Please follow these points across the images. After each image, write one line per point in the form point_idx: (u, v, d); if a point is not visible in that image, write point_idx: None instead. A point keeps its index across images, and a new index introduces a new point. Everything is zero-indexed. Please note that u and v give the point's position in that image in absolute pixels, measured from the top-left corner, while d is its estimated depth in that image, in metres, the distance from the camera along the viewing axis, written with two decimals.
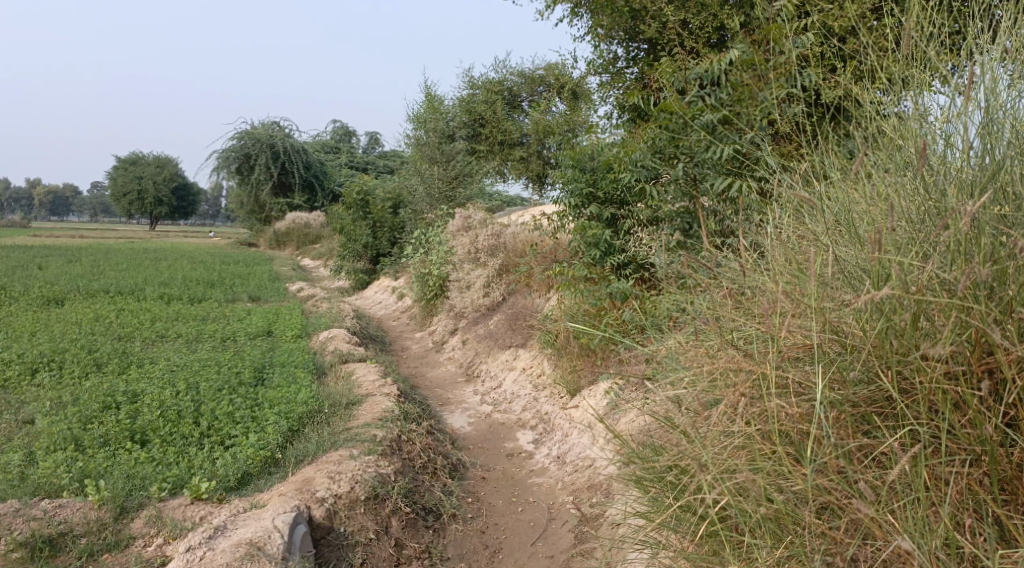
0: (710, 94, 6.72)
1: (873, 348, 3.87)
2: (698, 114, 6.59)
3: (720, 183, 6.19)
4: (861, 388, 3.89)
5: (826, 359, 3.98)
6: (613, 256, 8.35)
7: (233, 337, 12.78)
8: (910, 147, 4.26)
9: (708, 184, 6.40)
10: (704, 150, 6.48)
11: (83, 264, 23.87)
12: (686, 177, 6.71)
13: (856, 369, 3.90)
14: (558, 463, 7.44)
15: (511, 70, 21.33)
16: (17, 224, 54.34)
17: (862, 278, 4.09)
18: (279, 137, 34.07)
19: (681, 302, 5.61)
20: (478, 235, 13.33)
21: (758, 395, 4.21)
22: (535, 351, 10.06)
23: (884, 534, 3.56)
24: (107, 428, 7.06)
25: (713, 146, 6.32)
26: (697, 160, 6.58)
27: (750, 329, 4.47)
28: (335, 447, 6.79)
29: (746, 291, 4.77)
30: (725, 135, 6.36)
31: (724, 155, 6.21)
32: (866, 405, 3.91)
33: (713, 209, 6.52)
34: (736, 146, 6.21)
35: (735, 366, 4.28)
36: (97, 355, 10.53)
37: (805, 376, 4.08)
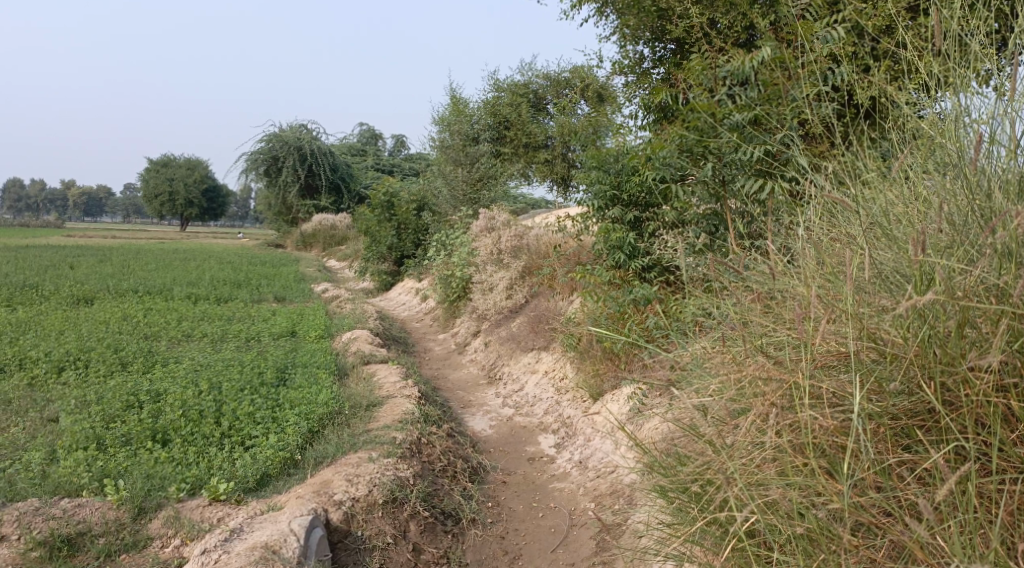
0: (740, 93, 6.59)
1: (914, 357, 3.73)
2: (727, 113, 6.47)
3: (751, 185, 6.06)
4: (901, 399, 3.76)
5: (862, 369, 3.84)
6: (638, 259, 8.25)
7: (257, 337, 12.81)
8: (952, 146, 4.13)
9: (737, 185, 6.28)
10: (734, 151, 6.36)
11: (112, 264, 24.12)
12: (713, 179, 6.59)
13: (895, 379, 3.77)
14: (580, 468, 7.35)
15: (537, 72, 21.26)
16: (50, 224, 55.10)
17: (900, 283, 3.97)
18: (306, 139, 34.25)
19: (707, 306, 5.51)
20: (502, 236, 13.26)
21: (787, 403, 4.09)
22: (557, 354, 9.96)
23: (927, 553, 3.43)
24: (128, 427, 7.07)
25: (744, 147, 6.19)
26: (726, 161, 6.46)
27: (779, 334, 4.35)
28: (355, 449, 6.75)
29: (774, 296, 4.66)
30: (755, 135, 6.23)
31: (754, 156, 6.09)
32: (907, 418, 3.78)
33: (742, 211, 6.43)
34: (767, 146, 6.09)
35: (764, 374, 4.17)
36: (122, 354, 10.58)
37: (838, 384, 3.94)
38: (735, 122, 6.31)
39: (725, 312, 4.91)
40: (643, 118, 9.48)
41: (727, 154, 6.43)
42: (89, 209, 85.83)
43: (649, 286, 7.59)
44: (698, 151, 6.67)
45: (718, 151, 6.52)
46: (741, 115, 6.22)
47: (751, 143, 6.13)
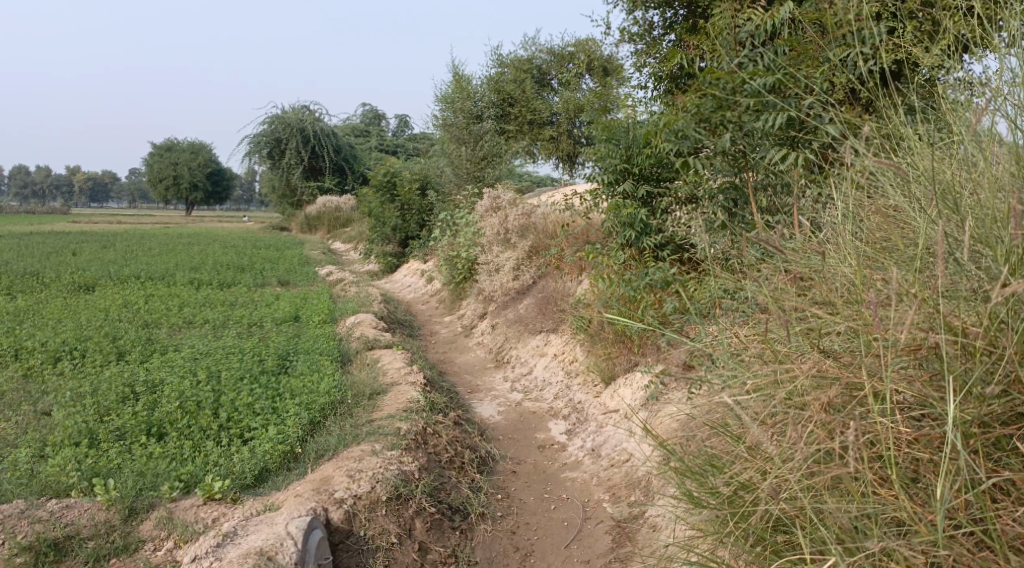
0: (760, 55, 6.21)
1: (1011, 355, 3.46)
2: (747, 79, 6.08)
3: (775, 154, 5.71)
4: (995, 406, 3.46)
5: (947, 367, 3.55)
6: (650, 236, 7.93)
7: (260, 323, 12.52)
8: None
9: (760, 155, 5.92)
10: (754, 119, 5.98)
11: (115, 250, 23.83)
12: (734, 150, 6.22)
13: (990, 384, 3.46)
14: (593, 456, 7.05)
15: (540, 46, 20.75)
16: (57, 211, 54.77)
17: (979, 267, 3.74)
18: (309, 120, 33.78)
19: (729, 287, 5.18)
20: (507, 215, 12.90)
21: (848, 402, 3.80)
22: (566, 336, 9.65)
23: None
24: (122, 420, 6.79)
25: (765, 114, 5.84)
26: (746, 130, 6.06)
27: (827, 321, 4.05)
28: (358, 441, 6.45)
29: (816, 276, 4.35)
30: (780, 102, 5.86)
31: (778, 124, 5.73)
32: (997, 426, 3.50)
33: (765, 183, 6.12)
34: (793, 111, 5.75)
35: (822, 373, 3.86)
36: (120, 342, 10.29)
37: (903, 381, 3.68)
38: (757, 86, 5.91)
39: (756, 294, 4.65)
40: (653, 89, 9.11)
41: (746, 123, 6.04)
42: (93, 195, 85.55)
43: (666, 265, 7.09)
44: (717, 120, 6.22)
45: (739, 120, 6.11)
46: (765, 80, 5.86)
47: (776, 110, 5.79)
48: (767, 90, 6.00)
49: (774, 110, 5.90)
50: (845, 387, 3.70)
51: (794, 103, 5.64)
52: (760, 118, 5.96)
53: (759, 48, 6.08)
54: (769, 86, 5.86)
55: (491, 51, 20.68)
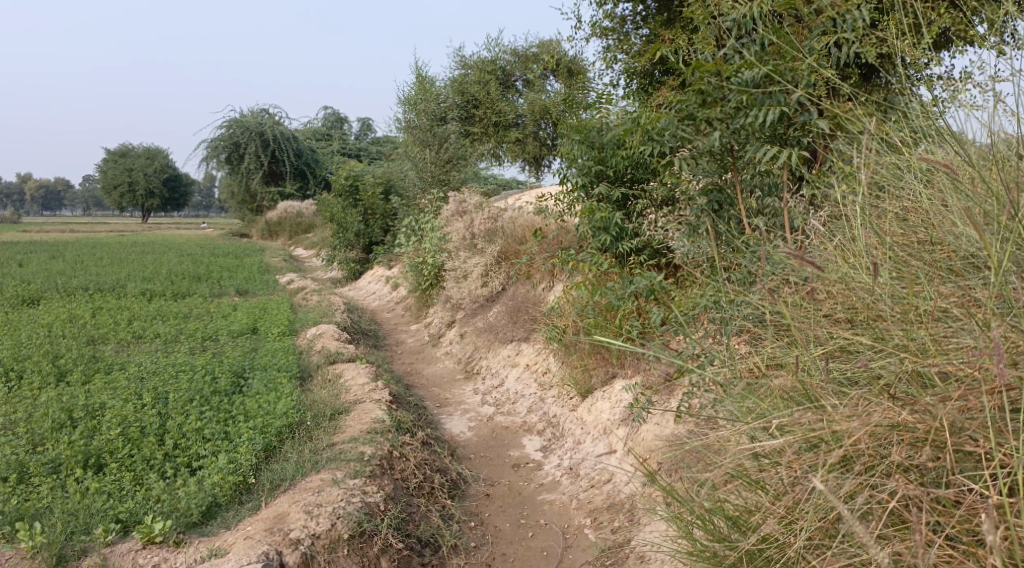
0: (748, 44, 5.77)
1: None
2: (736, 70, 5.61)
3: (765, 152, 5.29)
4: None
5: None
6: (625, 241, 7.66)
7: (214, 336, 11.91)
8: None
9: (749, 154, 5.49)
10: (741, 115, 5.52)
11: (66, 260, 22.91)
12: (719, 150, 5.79)
13: None
14: (571, 476, 6.59)
15: (504, 47, 20.29)
16: (8, 220, 53.13)
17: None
18: (268, 124, 32.86)
19: (724, 298, 4.80)
20: (474, 219, 12.40)
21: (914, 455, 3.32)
22: (538, 346, 9.18)
23: None
24: (57, 450, 6.22)
25: (754, 110, 5.39)
26: (733, 127, 5.59)
27: (856, 341, 3.63)
28: (317, 470, 5.93)
29: (833, 289, 3.94)
30: (769, 96, 5.42)
31: (769, 121, 5.30)
32: None
33: (756, 184, 5.77)
34: (784, 107, 5.31)
35: (872, 413, 3.40)
36: (62, 361, 9.63)
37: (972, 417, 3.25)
38: (746, 79, 5.45)
39: (762, 310, 4.26)
40: (626, 86, 8.70)
41: (732, 120, 5.59)
42: (48, 203, 83.44)
43: (650, 271, 6.56)
44: (703, 118, 5.72)
45: (726, 117, 5.61)
46: (754, 72, 5.42)
47: (763, 105, 5.35)
48: (757, 83, 5.54)
49: (764, 105, 5.44)
50: (930, 449, 3.18)
51: (789, 99, 5.24)
52: (748, 114, 5.51)
53: (749, 37, 5.62)
54: (759, 79, 5.42)
55: (453, 53, 20.19)
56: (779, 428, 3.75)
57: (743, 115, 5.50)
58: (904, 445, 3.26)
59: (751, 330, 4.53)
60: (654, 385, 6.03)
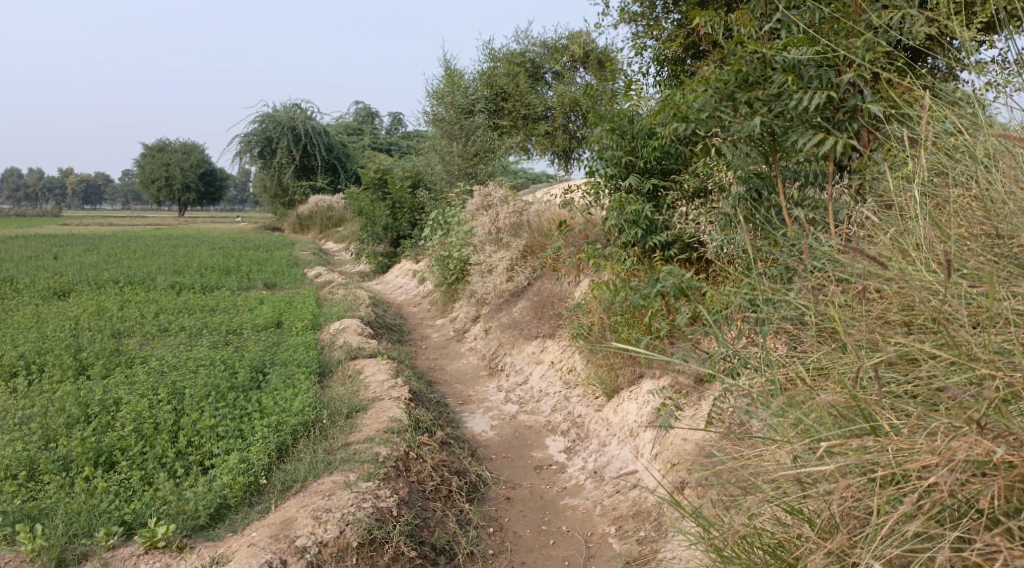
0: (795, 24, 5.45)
1: None
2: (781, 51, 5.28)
3: (810, 140, 4.94)
4: None
5: None
6: (655, 235, 7.41)
7: (239, 330, 11.80)
8: None
9: (792, 141, 5.14)
10: (783, 98, 5.15)
11: (99, 253, 23.02)
12: (760, 135, 5.41)
13: None
14: (596, 480, 6.33)
15: (533, 40, 20.05)
16: (47, 214, 53.88)
17: None
18: (300, 118, 32.89)
19: (760, 296, 4.53)
20: (500, 213, 12.16)
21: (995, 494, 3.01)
22: (564, 343, 8.90)
23: None
24: (68, 446, 6.09)
25: (799, 93, 5.03)
26: (774, 111, 5.21)
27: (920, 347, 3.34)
28: (330, 471, 5.73)
29: (889, 286, 3.65)
30: (816, 77, 5.06)
31: (816, 105, 4.95)
32: None
33: (797, 174, 5.43)
34: (832, 90, 4.96)
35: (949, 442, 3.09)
36: (84, 354, 9.55)
37: None
38: (792, 59, 5.09)
39: (808, 308, 3.96)
40: (656, 74, 8.44)
41: (774, 103, 5.22)
42: (88, 198, 84.58)
43: (679, 267, 6.25)
44: (744, 100, 5.33)
45: (768, 101, 5.24)
46: (801, 51, 5.06)
47: (809, 88, 4.99)
48: (804, 65, 5.20)
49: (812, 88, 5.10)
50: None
51: (838, 82, 4.90)
52: (791, 97, 5.15)
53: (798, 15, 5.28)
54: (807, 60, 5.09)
55: (482, 45, 19.95)
56: (828, 450, 3.44)
57: (786, 99, 5.14)
58: (995, 485, 2.94)
59: (790, 331, 4.24)
60: (683, 387, 5.74)
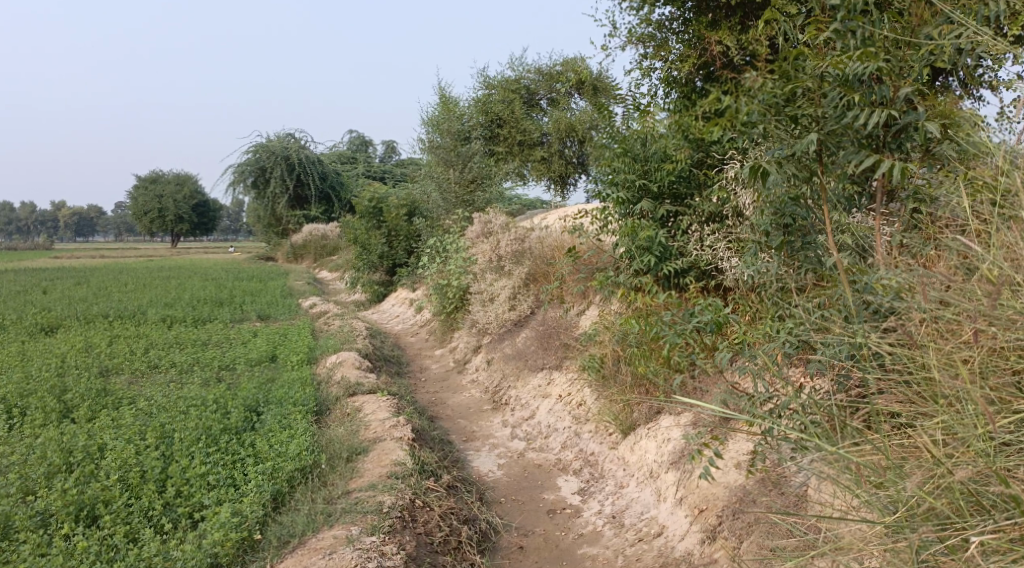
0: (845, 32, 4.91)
1: None
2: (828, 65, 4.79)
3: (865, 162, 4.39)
4: None
5: None
6: (670, 261, 7.07)
7: (231, 365, 11.37)
8: None
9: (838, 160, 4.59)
10: (837, 114, 4.63)
11: (89, 286, 22.56)
12: (804, 153, 4.80)
13: None
14: (615, 526, 5.91)
15: (528, 66, 19.73)
16: (37, 246, 53.37)
17: None
18: (293, 147, 32.59)
19: (833, 344, 4.18)
20: (500, 240, 11.76)
21: None
22: (572, 375, 8.49)
23: None
24: (47, 500, 5.67)
25: (855, 110, 4.49)
26: (825, 129, 4.66)
27: None
28: (330, 524, 5.33)
29: (1004, 340, 3.43)
30: (873, 92, 4.54)
31: (873, 123, 4.40)
32: None
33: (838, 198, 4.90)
34: (891, 108, 4.42)
35: None
36: (69, 395, 9.11)
37: None
38: (850, 73, 4.56)
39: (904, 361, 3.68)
40: (665, 94, 8.15)
41: (826, 120, 4.68)
42: (80, 230, 84.06)
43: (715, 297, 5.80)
44: (792, 115, 4.84)
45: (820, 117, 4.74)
46: (862, 64, 4.51)
47: (868, 105, 4.47)
48: (860, 79, 4.64)
49: (866, 106, 4.55)
50: None
51: (897, 101, 4.37)
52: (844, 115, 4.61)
53: (854, 23, 4.72)
54: (860, 74, 4.56)
55: (477, 71, 19.68)
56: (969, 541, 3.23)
57: (839, 115, 4.60)
58: None
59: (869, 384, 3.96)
60: (718, 428, 5.29)
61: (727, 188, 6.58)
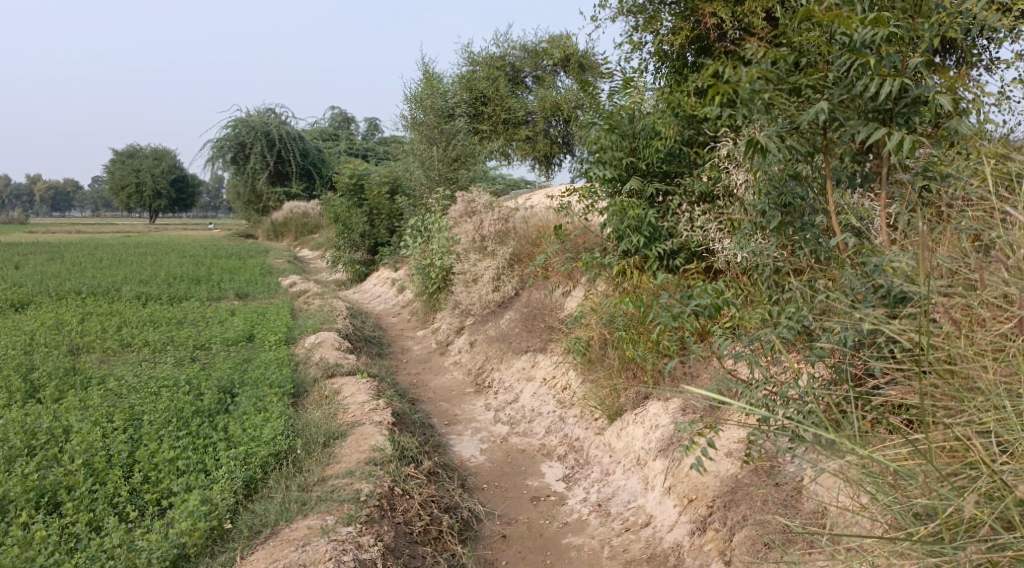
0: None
1: None
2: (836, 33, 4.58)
3: (875, 135, 4.23)
4: None
5: None
6: (660, 242, 6.88)
7: (207, 344, 11.07)
8: None
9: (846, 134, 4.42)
10: (845, 84, 4.47)
11: (64, 262, 22.06)
12: (808, 126, 4.62)
13: None
14: (601, 515, 5.72)
15: (513, 43, 19.34)
16: (13, 221, 52.56)
17: None
18: (275, 123, 32.04)
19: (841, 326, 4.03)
20: (484, 220, 11.49)
21: None
22: (557, 358, 8.28)
23: None
24: (7, 486, 5.41)
25: (866, 80, 4.31)
26: (833, 100, 4.49)
27: None
28: (305, 513, 5.11)
29: None
30: (883, 62, 4.36)
31: (883, 95, 4.23)
32: None
33: (842, 175, 4.73)
34: (902, 78, 4.25)
35: None
36: (36, 375, 8.79)
37: None
38: (858, 41, 4.36)
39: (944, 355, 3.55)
40: (655, 68, 7.89)
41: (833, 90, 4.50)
42: (58, 205, 82.83)
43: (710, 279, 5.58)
44: (796, 86, 4.64)
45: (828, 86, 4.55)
46: (872, 31, 4.31)
47: (878, 74, 4.28)
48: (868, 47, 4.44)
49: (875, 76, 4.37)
50: None
51: (909, 71, 4.20)
52: (852, 85, 4.43)
53: None
54: (868, 42, 4.37)
55: (461, 48, 19.28)
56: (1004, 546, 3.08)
57: (848, 85, 4.43)
58: None
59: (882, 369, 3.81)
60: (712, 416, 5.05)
61: (719, 167, 6.39)
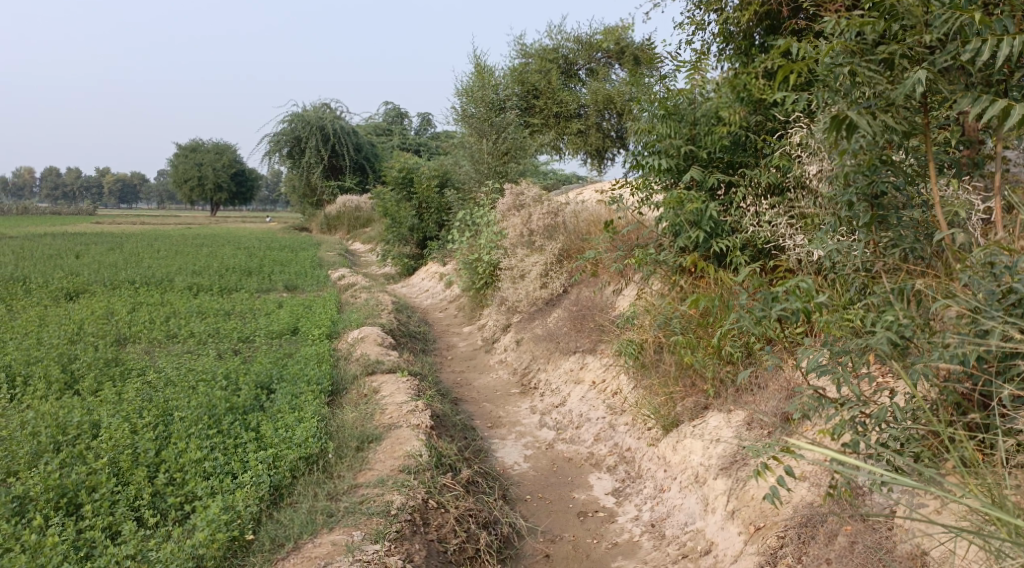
0: None
1: None
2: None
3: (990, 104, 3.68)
4: None
5: None
6: (721, 239, 6.36)
7: (251, 337, 10.83)
8: None
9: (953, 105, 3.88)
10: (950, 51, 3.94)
11: (121, 252, 22.19)
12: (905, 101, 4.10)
13: None
14: (654, 537, 5.26)
15: (567, 35, 18.79)
16: (80, 212, 53.84)
17: None
18: (329, 118, 32.04)
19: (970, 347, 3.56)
20: (533, 213, 11.01)
21: None
22: (607, 360, 7.80)
23: None
24: (27, 483, 5.14)
25: (975, 43, 3.79)
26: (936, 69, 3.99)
27: None
28: (330, 528, 4.82)
29: None
30: (995, 23, 3.84)
31: (997, 56, 3.69)
32: None
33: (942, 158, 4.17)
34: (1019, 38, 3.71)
35: None
36: (76, 366, 8.61)
37: None
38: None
39: None
40: (720, 49, 7.39)
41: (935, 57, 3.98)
42: (123, 196, 84.68)
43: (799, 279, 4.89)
44: (891, 55, 4.12)
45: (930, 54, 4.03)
46: None
47: (990, 36, 3.76)
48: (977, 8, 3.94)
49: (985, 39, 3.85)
50: None
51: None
52: (958, 51, 3.91)
53: None
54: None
55: (514, 40, 18.81)
56: None
57: (953, 51, 3.91)
58: None
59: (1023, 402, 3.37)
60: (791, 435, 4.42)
61: (790, 155, 5.90)
